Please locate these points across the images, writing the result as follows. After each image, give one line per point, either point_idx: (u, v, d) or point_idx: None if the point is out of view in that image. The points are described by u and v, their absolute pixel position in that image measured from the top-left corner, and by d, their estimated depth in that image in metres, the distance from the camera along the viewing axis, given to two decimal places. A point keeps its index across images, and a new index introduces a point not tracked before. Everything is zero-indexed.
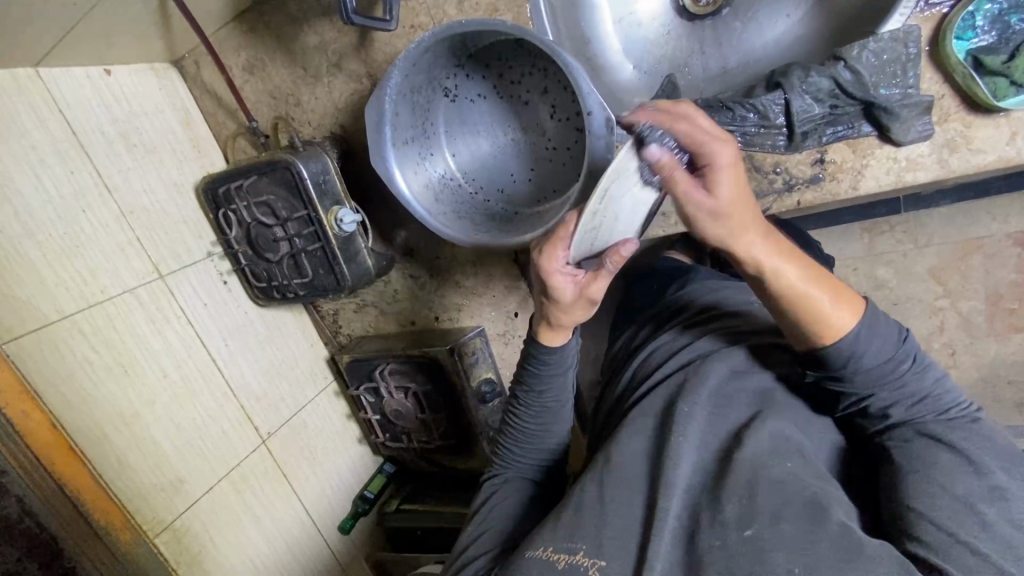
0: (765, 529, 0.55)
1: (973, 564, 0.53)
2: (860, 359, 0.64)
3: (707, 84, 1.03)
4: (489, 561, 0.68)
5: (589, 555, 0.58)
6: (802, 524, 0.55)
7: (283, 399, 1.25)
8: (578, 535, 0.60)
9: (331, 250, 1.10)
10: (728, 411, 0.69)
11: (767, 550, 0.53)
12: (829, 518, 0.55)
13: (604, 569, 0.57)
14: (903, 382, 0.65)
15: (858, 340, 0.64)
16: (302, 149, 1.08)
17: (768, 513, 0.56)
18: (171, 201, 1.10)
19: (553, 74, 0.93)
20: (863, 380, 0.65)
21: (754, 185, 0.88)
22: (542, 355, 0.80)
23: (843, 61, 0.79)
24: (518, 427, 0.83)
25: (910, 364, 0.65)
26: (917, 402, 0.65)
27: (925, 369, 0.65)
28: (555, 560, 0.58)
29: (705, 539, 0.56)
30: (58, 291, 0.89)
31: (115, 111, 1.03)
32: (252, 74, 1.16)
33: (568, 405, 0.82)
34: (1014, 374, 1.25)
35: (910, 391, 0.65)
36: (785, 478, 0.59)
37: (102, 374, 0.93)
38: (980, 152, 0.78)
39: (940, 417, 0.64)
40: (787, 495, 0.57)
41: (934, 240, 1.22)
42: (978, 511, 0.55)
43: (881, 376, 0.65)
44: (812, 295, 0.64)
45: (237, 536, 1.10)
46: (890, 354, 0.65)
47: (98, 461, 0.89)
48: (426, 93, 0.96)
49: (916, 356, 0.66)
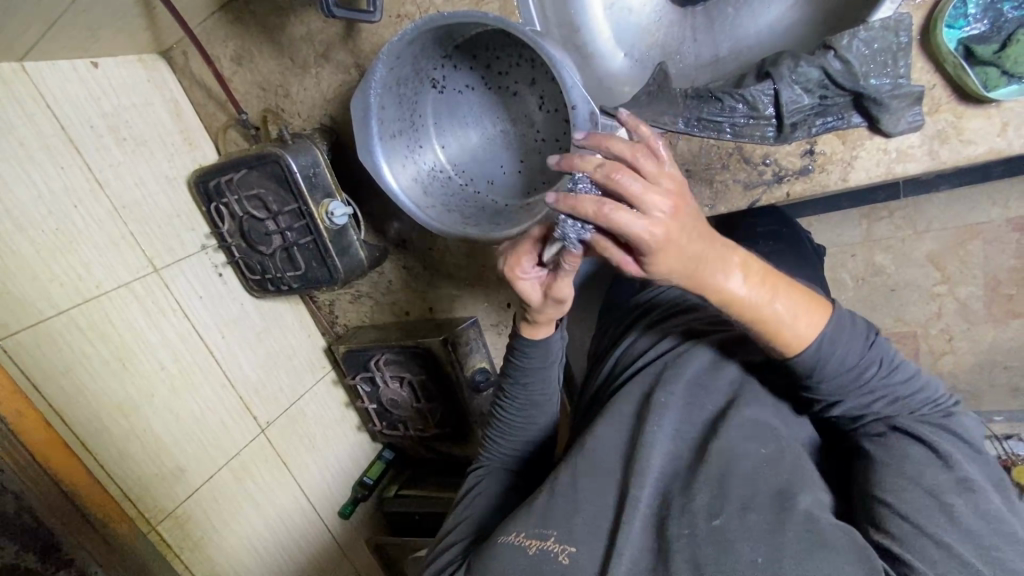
0: (734, 520, 0.54)
1: (934, 557, 0.51)
2: (827, 368, 0.61)
3: (699, 73, 1.02)
4: (462, 548, 0.70)
5: (559, 540, 0.58)
6: (768, 515, 0.54)
7: (282, 388, 1.27)
8: (549, 523, 0.59)
9: (323, 243, 1.11)
10: (703, 401, 0.68)
11: (736, 539, 0.53)
12: (798, 507, 0.54)
13: (574, 555, 0.57)
14: (873, 385, 0.61)
15: (821, 352, 0.60)
16: (291, 142, 1.07)
17: (738, 504, 0.55)
18: (163, 194, 1.10)
19: (540, 65, 0.92)
20: (833, 384, 0.62)
21: (743, 177, 0.88)
22: (524, 347, 0.81)
23: (833, 50, 0.77)
24: (503, 418, 0.84)
25: (880, 367, 0.61)
26: (890, 404, 0.61)
27: (897, 368, 0.62)
28: (527, 546, 0.58)
29: (674, 529, 0.55)
30: (53, 286, 0.91)
31: (104, 106, 1.02)
32: (241, 65, 1.15)
33: (553, 396, 0.83)
34: (1011, 359, 1.26)
35: (882, 393, 0.61)
36: (759, 467, 0.59)
37: (100, 368, 0.95)
38: (971, 143, 0.77)
39: (915, 415, 0.61)
40: (758, 486, 0.57)
41: (932, 225, 1.20)
42: (945, 504, 0.53)
43: (847, 379, 0.61)
44: (769, 315, 0.59)
45: (240, 520, 1.14)
46: (857, 358, 0.61)
47: (99, 454, 0.92)
48: (412, 85, 0.95)
49: (886, 356, 0.62)
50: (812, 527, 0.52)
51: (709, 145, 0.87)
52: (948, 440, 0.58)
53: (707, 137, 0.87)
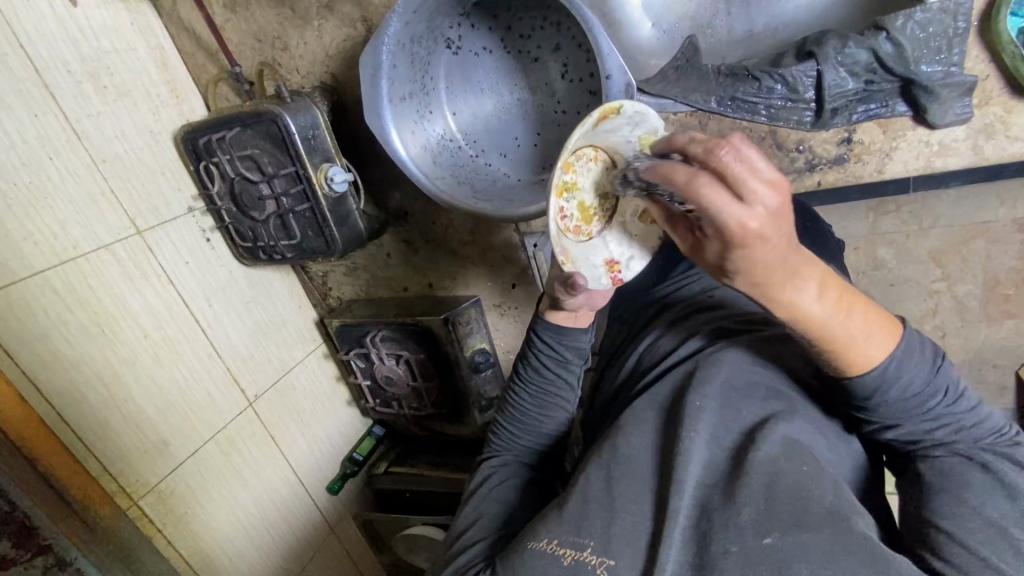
0: (787, 539, 0.53)
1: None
2: (886, 393, 0.57)
3: (730, 49, 0.96)
4: (485, 548, 0.67)
5: (596, 552, 0.57)
6: (822, 534, 0.52)
7: (271, 360, 1.22)
8: (586, 531, 0.58)
9: (321, 213, 1.04)
10: (740, 405, 0.63)
11: (788, 560, 0.52)
12: (848, 524, 0.53)
13: (612, 567, 0.56)
14: (934, 413, 0.58)
15: (888, 373, 0.56)
16: (289, 99, 0.99)
17: (790, 520, 0.53)
18: (148, 151, 1.02)
19: (566, 29, 0.86)
20: (891, 412, 0.58)
21: (774, 163, 0.85)
22: (545, 336, 0.79)
23: (886, 31, 0.72)
24: (518, 406, 0.81)
25: (945, 395, 0.58)
26: (952, 431, 0.58)
27: (962, 396, 0.59)
28: (561, 555, 0.57)
29: (718, 544, 0.54)
30: (27, 247, 0.83)
31: (82, 48, 0.92)
32: (234, 12, 1.06)
33: (573, 391, 0.81)
34: (1000, 358, 1.24)
35: (944, 422, 0.58)
36: (808, 479, 0.56)
37: (77, 335, 0.88)
38: (1017, 139, 0.75)
39: (981, 442, 0.58)
40: (806, 498, 0.55)
41: (938, 222, 1.16)
42: (1004, 534, 0.53)
43: (910, 407, 0.58)
44: (840, 333, 0.54)
45: (225, 497, 1.10)
46: (923, 384, 0.57)
47: (77, 426, 0.87)
48: (426, 44, 0.88)
49: (952, 382, 0.58)
50: (867, 551, 0.51)
51: (741, 127, 0.83)
52: (1012, 468, 0.56)
53: (741, 119, 0.82)
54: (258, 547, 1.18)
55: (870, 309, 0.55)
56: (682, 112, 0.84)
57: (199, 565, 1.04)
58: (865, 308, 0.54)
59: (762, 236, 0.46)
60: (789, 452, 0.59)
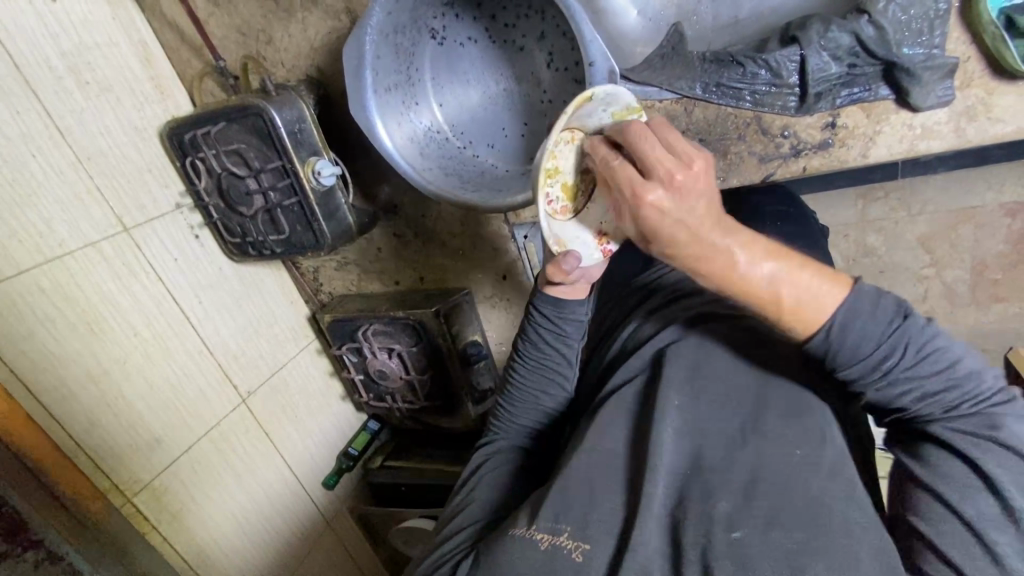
0: (755, 533, 0.54)
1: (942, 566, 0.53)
2: (834, 352, 0.56)
3: (717, 35, 0.96)
4: (472, 535, 0.68)
5: (572, 537, 0.59)
6: (799, 535, 0.53)
7: (263, 355, 1.21)
8: (564, 517, 0.60)
9: (309, 206, 1.04)
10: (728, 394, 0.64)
11: (752, 558, 0.52)
12: (831, 515, 0.54)
13: (587, 552, 0.58)
14: (896, 378, 0.56)
15: (834, 335, 0.55)
16: (274, 93, 0.99)
17: (762, 520, 0.54)
18: (133, 146, 1.01)
19: (551, 17, 0.86)
20: (852, 372, 0.57)
21: (759, 149, 0.85)
22: (544, 309, 0.79)
23: (868, 14, 0.73)
24: (518, 385, 0.82)
25: (904, 353, 0.55)
26: (921, 398, 0.56)
27: (926, 358, 0.55)
28: (539, 541, 0.58)
29: (691, 533, 0.56)
30: (11, 245, 0.82)
31: (63, 43, 0.91)
32: (218, 6, 1.06)
33: (569, 367, 0.81)
34: (990, 342, 1.25)
35: (909, 386, 0.56)
36: (789, 465, 0.57)
37: (65, 332, 0.87)
38: (1000, 121, 0.75)
39: (948, 412, 0.56)
40: (792, 496, 0.55)
41: (925, 208, 1.16)
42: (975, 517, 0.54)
43: (867, 367, 0.56)
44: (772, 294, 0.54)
45: (220, 493, 1.10)
46: (878, 345, 0.55)
47: (68, 424, 0.86)
48: (410, 34, 0.87)
49: (915, 343, 0.55)
50: (843, 552, 0.52)
51: (726, 113, 0.84)
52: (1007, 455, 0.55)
53: (726, 104, 0.83)
54: (255, 544, 1.19)
55: (808, 263, 0.56)
56: (667, 100, 0.85)
57: (196, 562, 1.05)
58: (804, 265, 0.55)
59: (671, 174, 0.51)
60: (778, 446, 0.59)
